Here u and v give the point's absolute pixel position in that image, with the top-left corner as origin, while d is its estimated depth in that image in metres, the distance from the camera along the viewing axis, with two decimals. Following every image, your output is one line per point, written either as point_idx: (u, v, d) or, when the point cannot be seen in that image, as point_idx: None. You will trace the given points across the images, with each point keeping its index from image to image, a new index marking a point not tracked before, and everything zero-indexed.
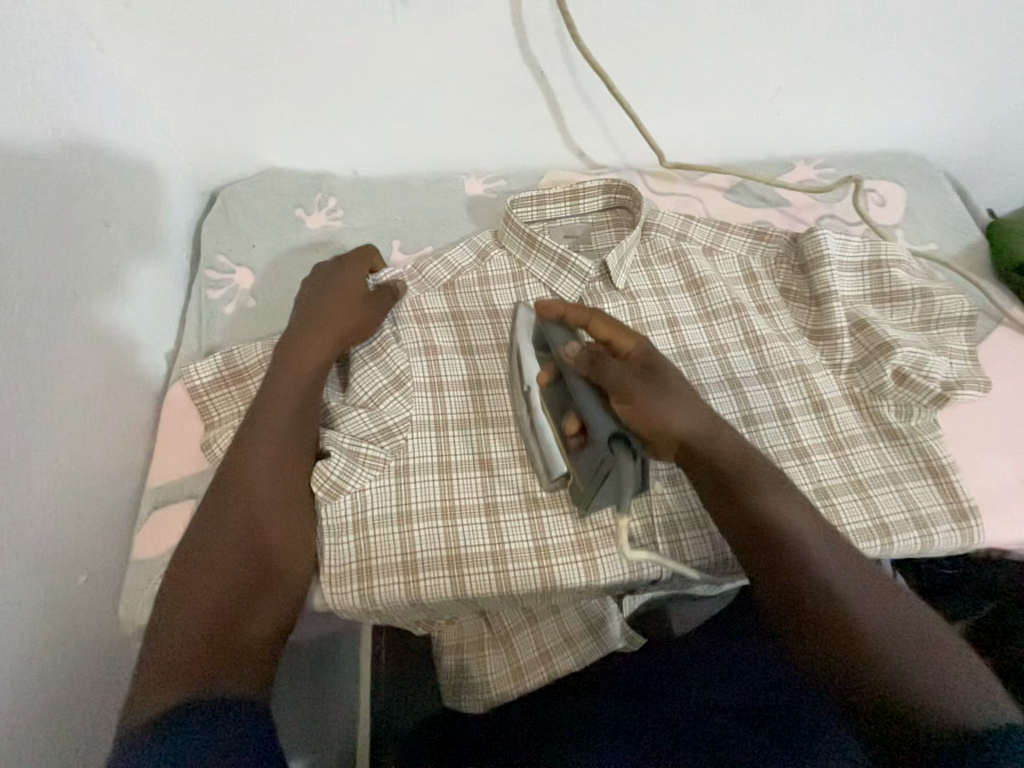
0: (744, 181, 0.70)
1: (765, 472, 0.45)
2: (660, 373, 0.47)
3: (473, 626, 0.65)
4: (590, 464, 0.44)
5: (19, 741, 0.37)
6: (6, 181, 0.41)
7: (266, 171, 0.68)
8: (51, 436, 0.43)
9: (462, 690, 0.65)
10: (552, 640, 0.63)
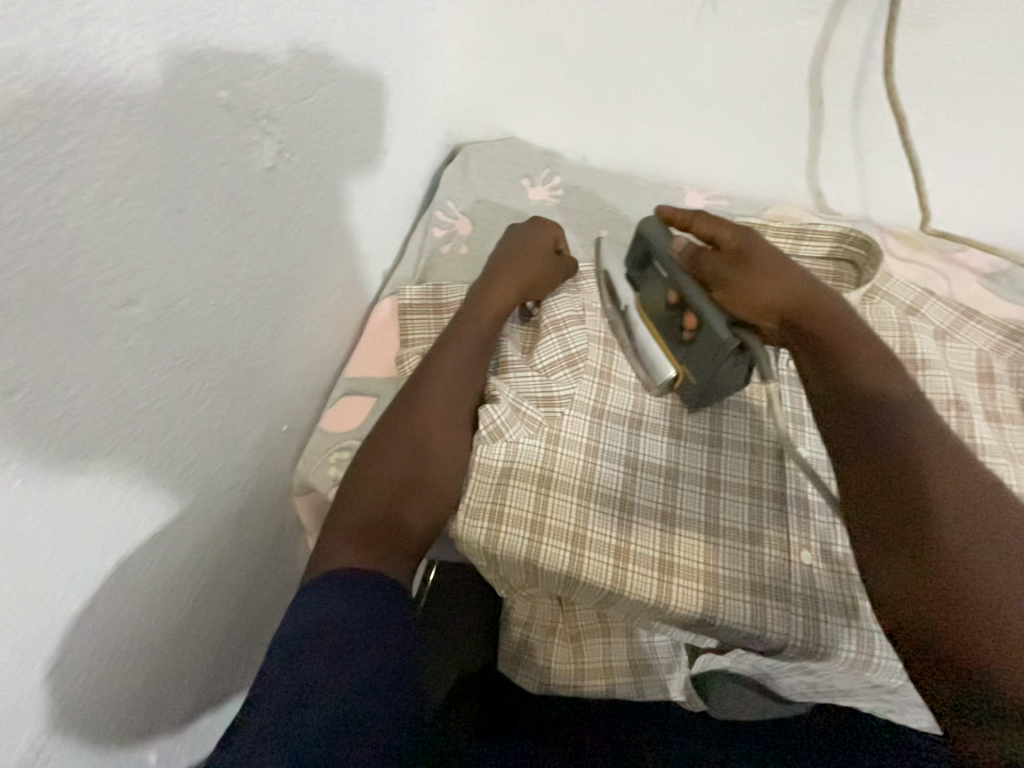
0: (1010, 272, 0.61)
1: (862, 351, 0.41)
2: (754, 255, 0.48)
3: (548, 610, 0.64)
4: (705, 356, 0.48)
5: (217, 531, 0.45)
6: (346, 99, 0.49)
7: (509, 139, 0.74)
8: (305, 307, 0.51)
9: (522, 664, 0.64)
10: (619, 660, 0.62)
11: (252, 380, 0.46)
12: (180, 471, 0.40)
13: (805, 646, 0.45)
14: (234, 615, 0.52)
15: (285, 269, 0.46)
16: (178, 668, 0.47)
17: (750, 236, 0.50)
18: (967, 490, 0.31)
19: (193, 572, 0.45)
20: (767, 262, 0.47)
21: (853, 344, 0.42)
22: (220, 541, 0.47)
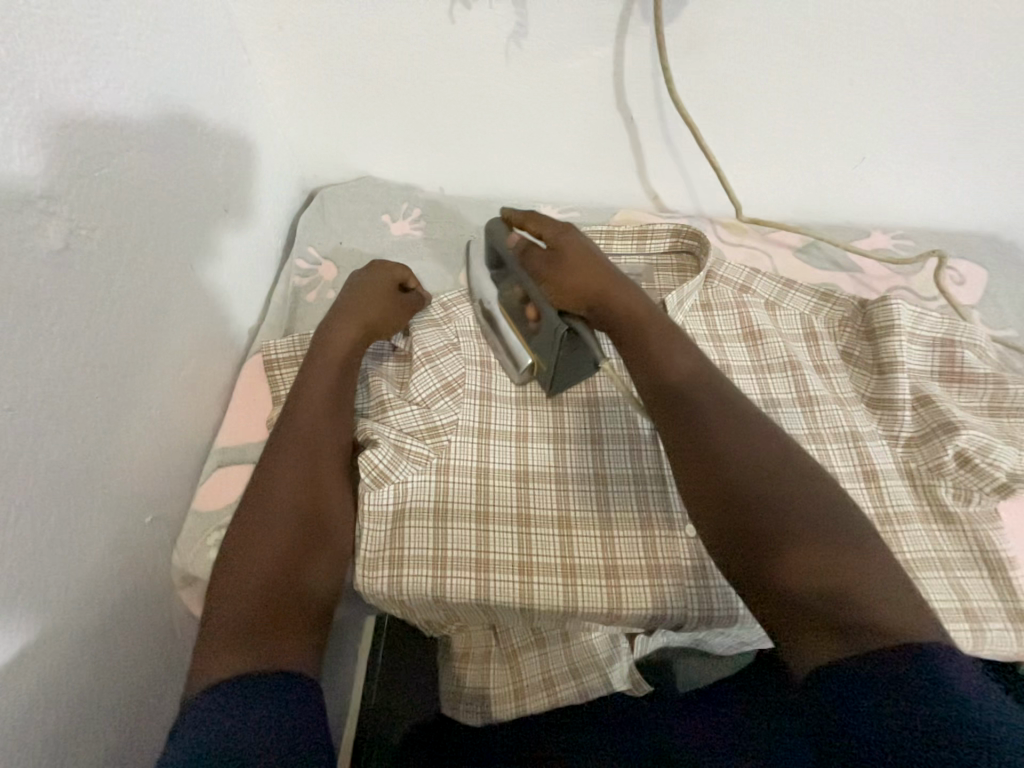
0: (816, 243, 0.71)
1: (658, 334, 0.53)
2: (569, 254, 0.58)
3: (483, 636, 0.65)
4: (549, 344, 0.53)
5: (73, 655, 0.40)
6: (157, 167, 0.47)
7: (364, 179, 0.74)
8: (151, 389, 0.48)
9: (461, 699, 0.63)
10: (560, 668, 0.61)
11: (87, 481, 0.41)
12: (3, 607, 0.34)
13: (703, 613, 0.48)
14: (123, 747, 0.46)
15: (108, 354, 0.42)
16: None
17: (567, 235, 0.59)
18: (770, 472, 0.43)
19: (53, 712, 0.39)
20: (577, 258, 0.57)
21: (657, 329, 0.54)
22: (83, 670, 0.41)
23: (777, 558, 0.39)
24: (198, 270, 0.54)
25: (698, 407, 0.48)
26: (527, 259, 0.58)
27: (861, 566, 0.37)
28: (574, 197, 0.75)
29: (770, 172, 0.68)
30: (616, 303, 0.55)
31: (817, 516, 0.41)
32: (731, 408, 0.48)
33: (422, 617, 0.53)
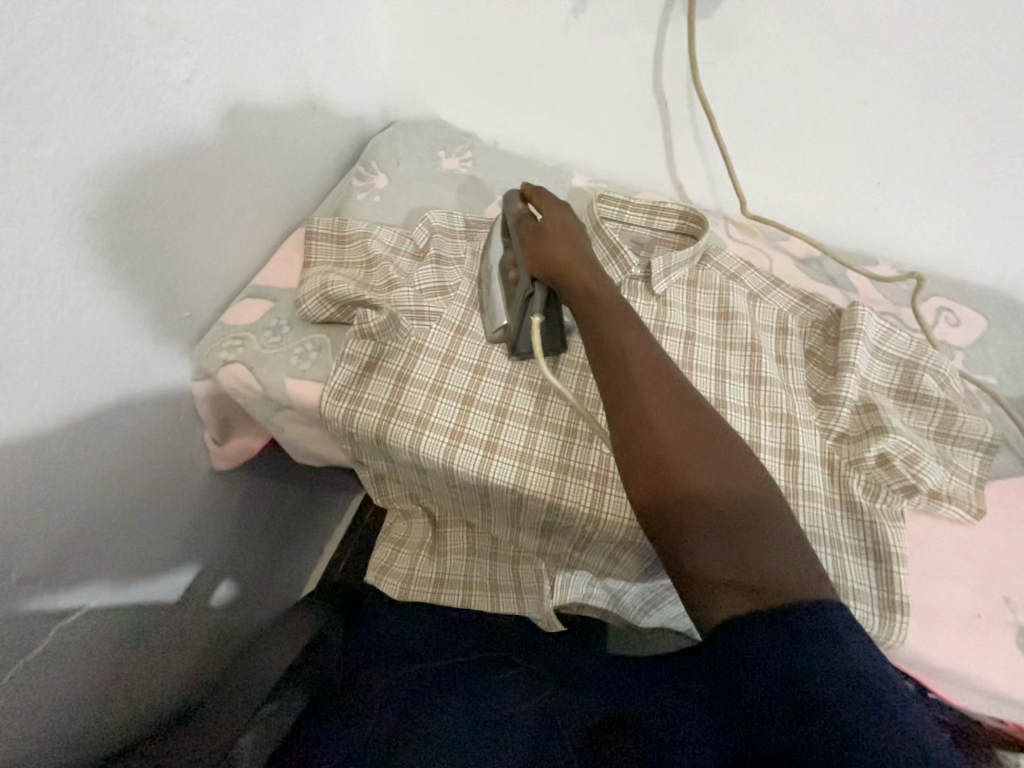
0: (820, 258, 0.74)
1: (608, 299, 0.54)
2: (549, 222, 0.61)
3: (420, 529, 0.75)
4: (517, 303, 0.59)
5: (94, 378, 0.53)
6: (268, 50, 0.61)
7: (434, 119, 0.87)
8: (218, 213, 0.61)
9: (385, 573, 0.73)
10: (478, 579, 0.73)
11: (152, 256, 0.54)
12: (67, 305, 0.48)
13: (591, 510, 0.55)
14: (109, 468, 0.59)
15: (195, 169, 0.56)
16: (48, 501, 0.53)
17: (556, 207, 0.63)
18: (693, 456, 0.43)
19: (73, 411, 0.52)
20: (560, 230, 0.60)
21: (606, 295, 0.54)
22: (102, 391, 0.54)
23: (691, 537, 0.40)
24: (277, 142, 0.67)
25: (642, 381, 0.47)
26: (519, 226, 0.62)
27: (774, 544, 0.39)
28: (607, 172, 0.83)
29: (788, 182, 0.73)
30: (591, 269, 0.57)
31: (732, 494, 0.41)
32: (666, 381, 0.47)
33: (368, 457, 0.63)
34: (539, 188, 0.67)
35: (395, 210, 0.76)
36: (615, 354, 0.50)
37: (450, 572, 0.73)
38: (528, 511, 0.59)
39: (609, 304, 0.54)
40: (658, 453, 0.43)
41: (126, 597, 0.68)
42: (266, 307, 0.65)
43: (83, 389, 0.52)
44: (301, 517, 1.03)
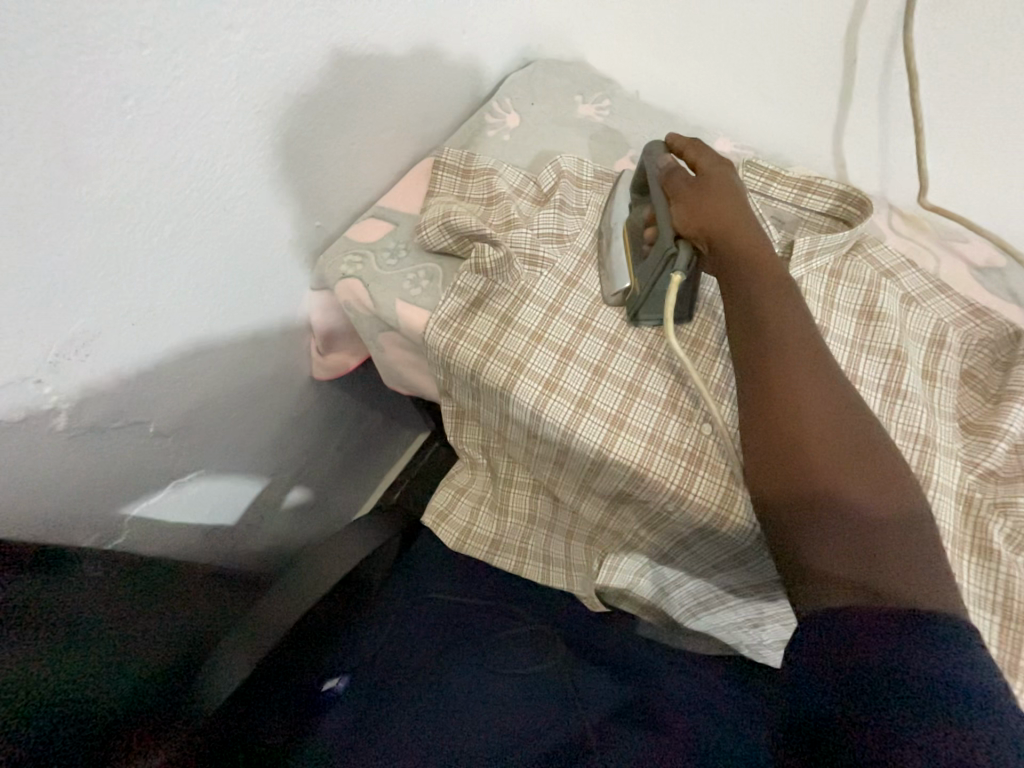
0: (1003, 268, 0.63)
1: (771, 279, 0.51)
2: (712, 184, 0.57)
3: (479, 483, 0.76)
4: (652, 264, 0.55)
5: (231, 272, 0.57)
6: None
7: (577, 62, 0.83)
8: (359, 125, 0.62)
9: (443, 520, 0.76)
10: (532, 549, 0.75)
11: (297, 158, 0.57)
12: (227, 194, 0.52)
13: (678, 489, 0.53)
14: (231, 355, 0.64)
15: (356, 79, 0.58)
16: (181, 370, 0.59)
17: (719, 168, 0.58)
18: (836, 457, 0.44)
19: (209, 296, 0.57)
20: (724, 191, 0.56)
21: (770, 272, 0.52)
22: (239, 282, 0.59)
23: (816, 524, 0.43)
24: (426, 64, 0.67)
25: (797, 373, 0.47)
26: (670, 179, 0.58)
27: (905, 550, 0.41)
28: (757, 139, 0.75)
29: (987, 172, 0.62)
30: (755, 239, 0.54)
31: (866, 495, 0.43)
32: (821, 377, 0.47)
33: (459, 391, 0.64)
34: (693, 141, 0.62)
35: (523, 151, 0.75)
36: (771, 339, 0.49)
37: (506, 534, 0.75)
38: (608, 479, 0.57)
39: (771, 283, 0.51)
40: (802, 447, 0.44)
41: (225, 473, 0.76)
42: (387, 229, 0.67)
43: (221, 278, 0.57)
44: (372, 441, 1.09)
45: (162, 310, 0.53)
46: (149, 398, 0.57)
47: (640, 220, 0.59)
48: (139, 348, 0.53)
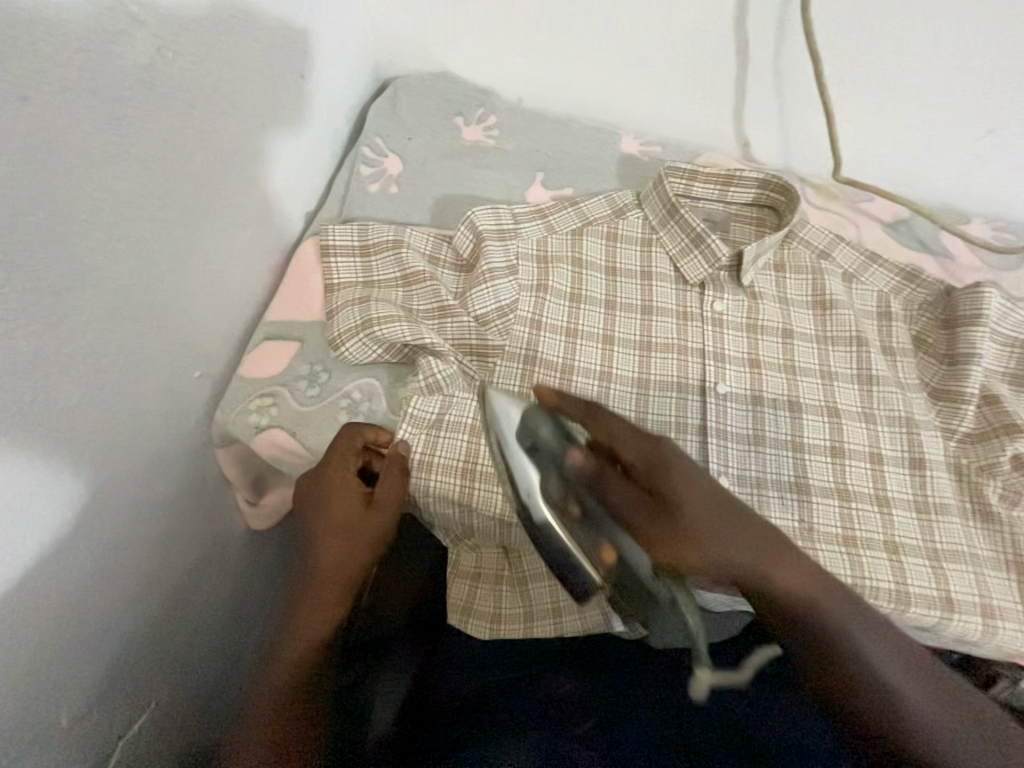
0: (911, 220, 0.66)
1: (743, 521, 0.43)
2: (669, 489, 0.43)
3: (493, 559, 0.62)
4: (617, 581, 0.40)
5: (107, 489, 0.42)
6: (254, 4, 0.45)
7: (444, 77, 0.71)
8: (215, 238, 0.47)
9: (470, 615, 0.61)
10: (566, 599, 0.59)
11: (146, 315, 0.41)
12: (85, 382, 0.37)
13: None
14: (139, 554, 0.48)
15: (199, 170, 0.43)
16: (70, 602, 0.42)
17: (662, 448, 0.44)
18: (870, 642, 0.41)
19: (86, 532, 0.41)
20: (688, 481, 0.43)
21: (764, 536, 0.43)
22: (119, 473, 0.43)
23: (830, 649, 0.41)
24: (274, 132, 0.52)
25: (801, 563, 0.42)
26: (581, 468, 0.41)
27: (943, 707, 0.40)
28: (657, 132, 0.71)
29: (882, 134, 0.63)
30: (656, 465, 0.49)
31: (881, 623, 0.42)
32: (826, 569, 0.43)
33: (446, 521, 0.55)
34: (586, 406, 0.44)
35: (419, 204, 0.63)
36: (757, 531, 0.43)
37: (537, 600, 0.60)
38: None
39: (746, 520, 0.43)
40: (834, 645, 0.41)
41: (188, 688, 0.58)
42: (295, 350, 0.54)
43: (96, 505, 0.42)
44: None
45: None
46: (41, 657, 0.40)
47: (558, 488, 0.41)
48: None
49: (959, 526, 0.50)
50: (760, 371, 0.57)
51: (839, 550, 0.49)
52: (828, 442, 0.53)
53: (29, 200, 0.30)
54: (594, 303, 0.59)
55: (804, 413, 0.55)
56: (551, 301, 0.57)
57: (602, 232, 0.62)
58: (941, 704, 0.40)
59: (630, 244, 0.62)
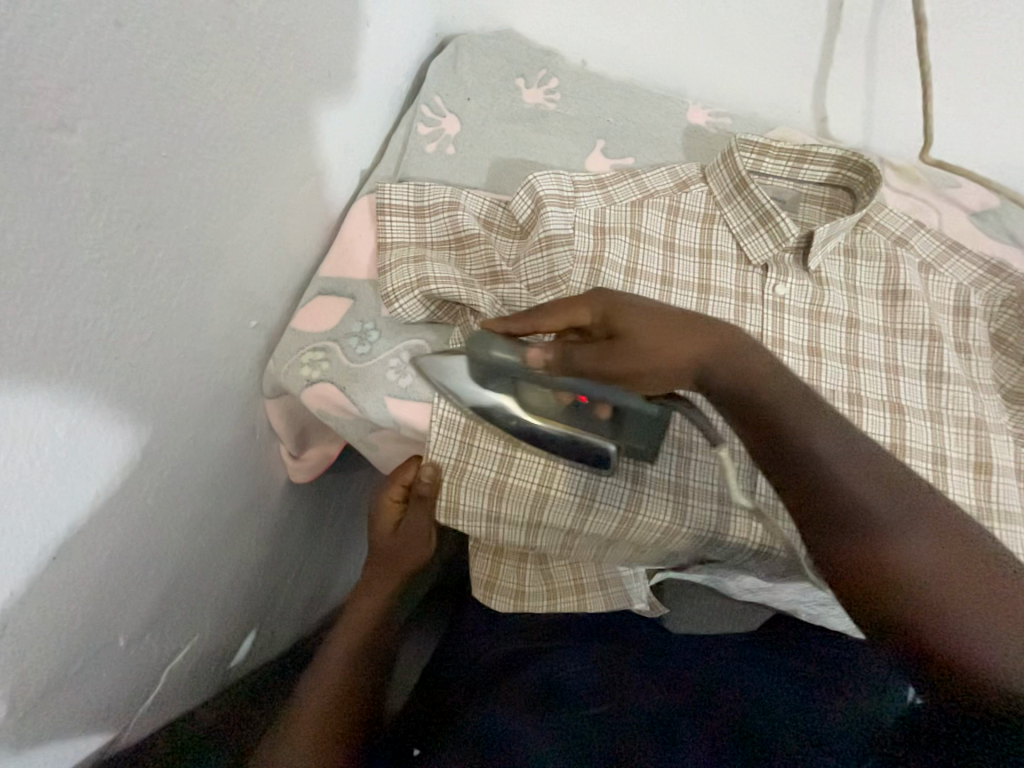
0: (1001, 210, 0.61)
1: (757, 389, 0.49)
2: (631, 327, 0.50)
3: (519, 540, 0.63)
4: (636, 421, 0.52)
5: (166, 430, 0.44)
6: None
7: (506, 35, 0.68)
8: (278, 189, 0.47)
9: (493, 588, 0.64)
10: (588, 579, 0.62)
11: (212, 261, 0.42)
12: (152, 323, 0.38)
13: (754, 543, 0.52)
14: (193, 493, 0.50)
15: (270, 116, 0.43)
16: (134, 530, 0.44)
17: (604, 303, 0.50)
18: (885, 524, 0.41)
19: (147, 470, 0.43)
20: (636, 322, 0.50)
21: (787, 410, 0.47)
22: (181, 413, 0.45)
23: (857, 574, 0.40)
24: (341, 85, 0.52)
25: (818, 451, 0.45)
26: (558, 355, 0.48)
27: (965, 597, 0.36)
28: (727, 103, 0.67)
29: (979, 113, 0.58)
30: (669, 377, 0.51)
31: (911, 522, 0.40)
32: (852, 460, 0.44)
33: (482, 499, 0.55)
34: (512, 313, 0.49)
35: (475, 166, 0.62)
36: (778, 417, 0.47)
37: (559, 578, 0.63)
38: (631, 540, 0.56)
39: (743, 370, 0.50)
40: (877, 558, 0.40)
41: (227, 624, 0.62)
42: (347, 307, 0.54)
43: (155, 446, 0.43)
44: None
45: (41, 508, 0.34)
46: (107, 583, 0.43)
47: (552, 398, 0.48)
48: (67, 530, 0.37)
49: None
50: (821, 359, 0.54)
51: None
52: (888, 439, 0.51)
53: (117, 135, 0.30)
54: (650, 279, 0.57)
55: (864, 407, 0.52)
56: (605, 273, 0.56)
57: (662, 206, 0.60)
58: (971, 603, 0.36)
59: (691, 219, 0.59)
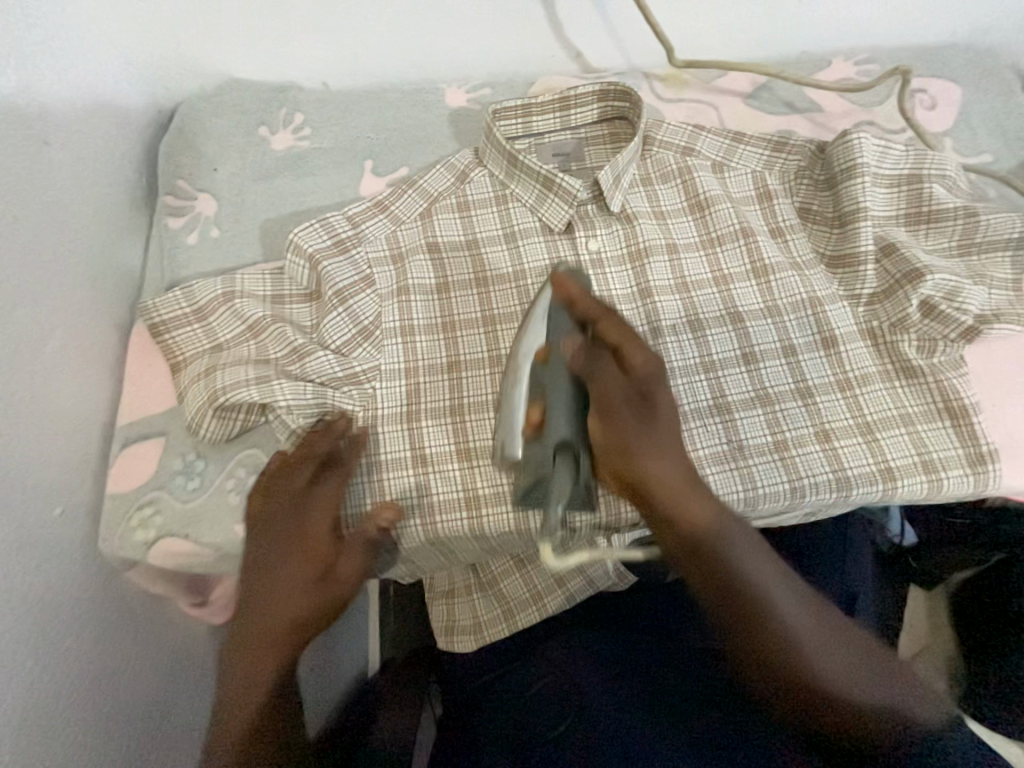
0: (769, 82, 0.60)
1: (695, 489, 0.41)
2: (601, 375, 0.42)
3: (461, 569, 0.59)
4: (533, 463, 0.40)
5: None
6: None
7: (231, 85, 0.62)
8: (13, 368, 0.41)
9: (454, 630, 0.58)
10: (541, 581, 0.56)
11: None
12: None
13: None
14: (81, 706, 0.45)
15: None
16: None
17: (655, 387, 0.42)
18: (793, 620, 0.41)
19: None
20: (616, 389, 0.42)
21: (669, 488, 0.41)
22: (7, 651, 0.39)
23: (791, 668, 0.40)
24: (46, 228, 0.46)
25: (720, 550, 0.40)
26: (572, 352, 0.43)
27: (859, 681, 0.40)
28: (482, 71, 0.64)
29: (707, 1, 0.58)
30: (641, 448, 0.41)
31: (805, 604, 0.42)
32: (742, 543, 0.41)
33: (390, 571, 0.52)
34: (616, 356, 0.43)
35: (248, 240, 0.57)
36: (661, 475, 0.41)
37: (514, 593, 0.57)
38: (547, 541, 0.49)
39: (683, 469, 0.41)
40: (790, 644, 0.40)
41: None
42: (163, 446, 0.49)
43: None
44: None
45: None
46: None
47: (532, 376, 0.42)
48: None
49: (882, 387, 0.49)
50: (652, 297, 0.53)
51: (771, 457, 0.47)
52: (738, 352, 0.51)
53: None
54: (464, 286, 0.54)
55: (709, 330, 0.52)
56: (417, 300, 0.52)
57: (451, 205, 0.56)
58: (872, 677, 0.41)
59: (485, 208, 0.56)
